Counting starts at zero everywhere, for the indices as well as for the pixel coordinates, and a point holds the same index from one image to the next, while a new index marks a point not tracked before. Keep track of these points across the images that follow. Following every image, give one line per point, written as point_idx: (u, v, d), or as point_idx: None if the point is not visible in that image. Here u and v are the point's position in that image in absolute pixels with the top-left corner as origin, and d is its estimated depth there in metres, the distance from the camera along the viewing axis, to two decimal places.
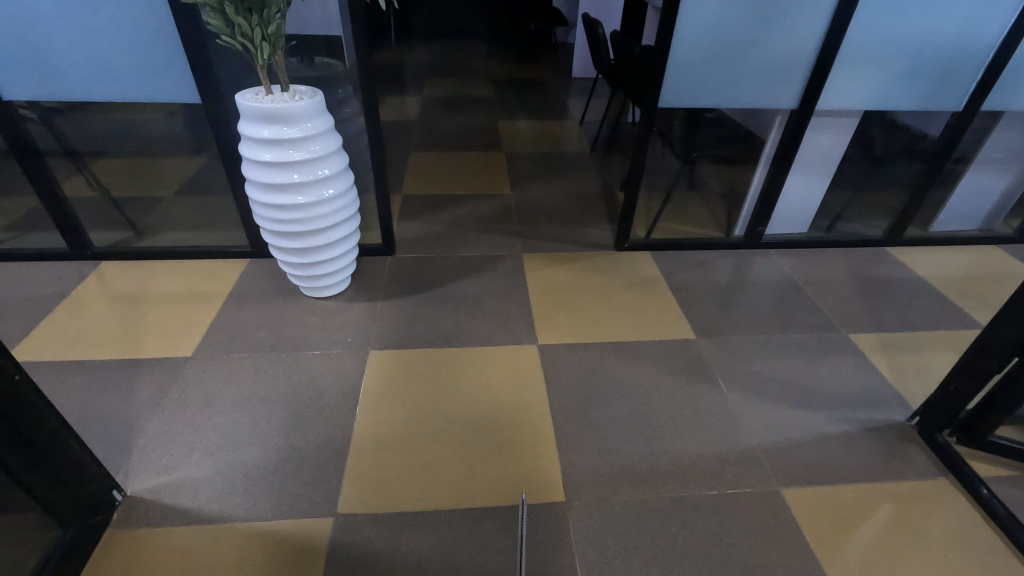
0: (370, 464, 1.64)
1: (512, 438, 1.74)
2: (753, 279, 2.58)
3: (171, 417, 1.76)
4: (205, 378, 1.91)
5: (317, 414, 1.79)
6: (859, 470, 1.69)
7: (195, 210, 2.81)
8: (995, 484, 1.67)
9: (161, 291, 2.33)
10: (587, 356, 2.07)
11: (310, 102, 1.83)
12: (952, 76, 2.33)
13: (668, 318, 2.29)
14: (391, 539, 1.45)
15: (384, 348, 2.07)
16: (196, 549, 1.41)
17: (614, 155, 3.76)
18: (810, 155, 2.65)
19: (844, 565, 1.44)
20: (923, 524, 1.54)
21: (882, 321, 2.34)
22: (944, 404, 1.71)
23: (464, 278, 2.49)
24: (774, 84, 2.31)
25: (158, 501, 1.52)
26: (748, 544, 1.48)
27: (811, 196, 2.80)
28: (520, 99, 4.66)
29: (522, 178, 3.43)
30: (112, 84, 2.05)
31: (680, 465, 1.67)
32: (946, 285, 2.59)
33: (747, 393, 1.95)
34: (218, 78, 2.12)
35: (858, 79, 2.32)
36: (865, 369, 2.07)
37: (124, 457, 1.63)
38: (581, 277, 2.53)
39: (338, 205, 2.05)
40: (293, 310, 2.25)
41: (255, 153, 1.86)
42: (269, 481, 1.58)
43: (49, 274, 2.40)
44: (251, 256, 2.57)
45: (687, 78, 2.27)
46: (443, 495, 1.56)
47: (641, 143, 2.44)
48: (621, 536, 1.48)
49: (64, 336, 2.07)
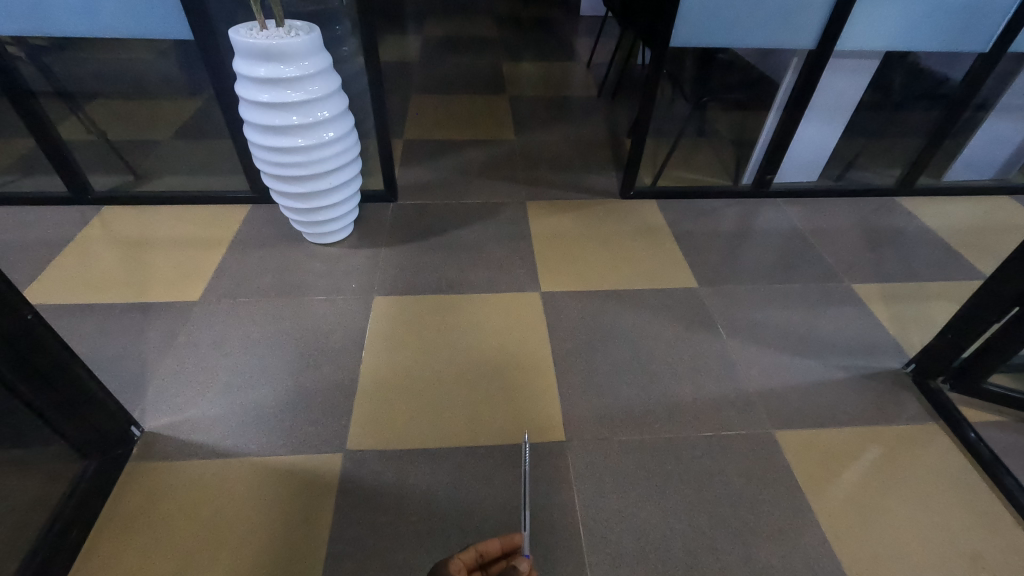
0: (376, 404, 1.69)
1: (514, 381, 1.78)
2: (759, 228, 2.56)
3: (182, 358, 1.81)
4: (212, 322, 1.94)
5: (323, 356, 1.83)
6: (852, 415, 1.73)
7: (194, 154, 2.76)
8: (984, 429, 1.71)
9: (165, 236, 2.33)
10: (590, 303, 2.09)
11: (307, 39, 1.76)
12: (982, 16, 2.21)
13: (672, 267, 2.29)
14: (399, 473, 1.52)
15: (389, 294, 2.08)
16: (217, 479, 1.49)
17: (622, 100, 3.63)
18: (825, 100, 2.55)
19: (830, 502, 1.51)
20: (909, 464, 1.60)
21: (886, 271, 2.33)
22: (940, 351, 1.74)
23: (467, 225, 2.48)
24: (792, 22, 2.20)
25: (175, 437, 1.58)
26: (740, 481, 1.54)
27: (824, 143, 2.72)
28: (526, 39, 4.47)
29: (528, 124, 3.33)
30: (101, 19, 1.97)
31: (677, 408, 1.72)
32: (953, 235, 2.56)
33: (747, 341, 1.97)
34: (209, 12, 2.02)
35: (881, 18, 2.20)
36: (866, 318, 2.09)
37: (140, 396, 1.69)
38: (584, 225, 2.51)
39: (339, 149, 2.01)
40: (299, 255, 2.26)
41: (252, 93, 1.81)
42: (281, 419, 1.64)
43: (53, 218, 2.40)
44: (253, 201, 2.55)
45: (701, 15, 2.16)
46: (447, 433, 1.62)
47: (650, 85, 2.35)
48: (617, 472, 1.55)
49: (73, 280, 2.09)
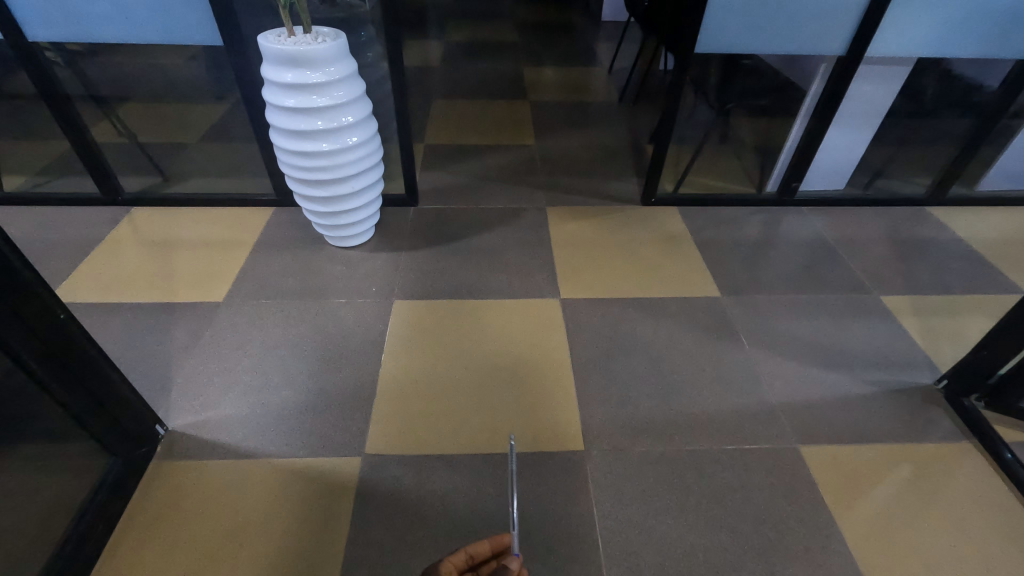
0: (396, 408, 1.70)
1: (533, 389, 1.77)
2: (783, 237, 2.51)
3: (206, 358, 1.84)
4: (235, 323, 1.97)
5: (343, 359, 1.84)
6: (881, 432, 1.68)
7: (220, 157, 2.81)
8: (1022, 450, 1.65)
9: (191, 238, 2.38)
10: (610, 311, 2.07)
11: (333, 45, 1.78)
12: (1020, 22, 2.15)
13: (693, 275, 2.26)
14: (417, 479, 1.52)
15: (409, 299, 2.09)
16: (239, 480, 1.51)
17: (643, 105, 3.60)
18: (854, 107, 2.49)
19: (858, 522, 1.46)
20: (940, 484, 1.55)
21: (917, 284, 2.26)
22: (975, 369, 1.68)
23: (487, 230, 2.48)
24: (822, 28, 2.16)
25: (197, 436, 1.61)
26: (763, 497, 1.51)
27: (852, 151, 2.66)
28: (547, 44, 4.47)
29: (549, 129, 3.32)
30: (135, 25, 2.02)
31: (699, 420, 1.69)
32: (988, 247, 2.48)
33: (772, 352, 1.93)
34: (239, 18, 2.05)
35: (913, 25, 2.15)
36: (896, 332, 2.03)
37: (165, 394, 1.72)
38: (605, 232, 2.49)
39: (362, 154, 2.02)
40: (321, 258, 2.28)
41: (279, 99, 1.83)
42: (301, 421, 1.65)
43: (85, 218, 2.47)
44: (277, 204, 2.59)
45: (726, 22, 2.13)
46: (465, 440, 1.62)
47: (674, 90, 2.32)
48: (637, 485, 1.52)
49: (103, 279, 2.14)
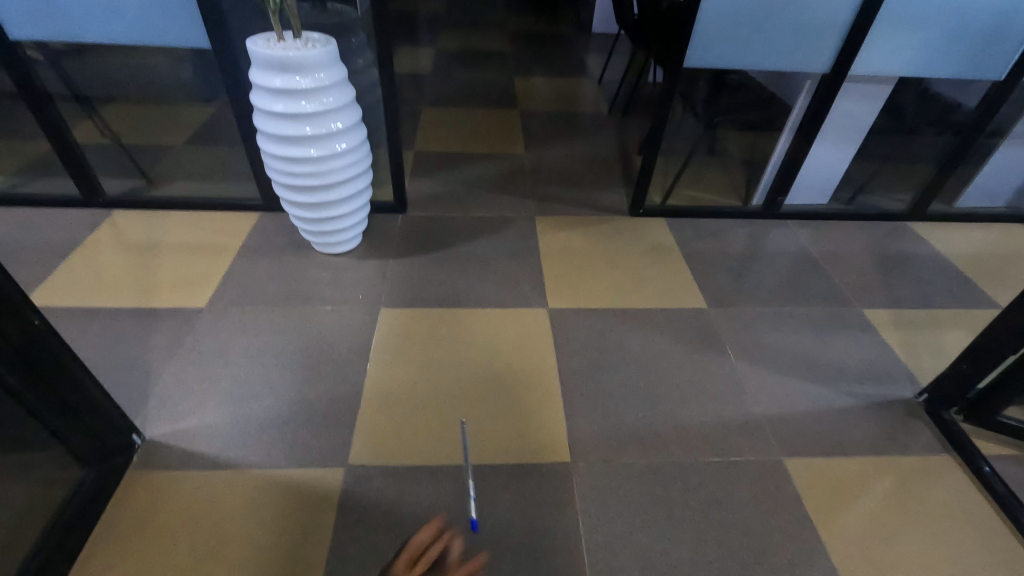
0: (380, 418, 1.67)
1: (519, 400, 1.76)
2: (768, 250, 2.54)
3: (186, 366, 1.80)
4: (218, 330, 1.93)
5: (327, 368, 1.82)
6: (863, 444, 1.70)
7: (206, 160, 2.77)
8: (999, 463, 1.67)
9: (174, 241, 2.33)
10: (597, 322, 2.07)
11: (323, 51, 1.77)
12: (997, 45, 2.21)
13: (680, 287, 2.27)
14: (401, 490, 1.50)
15: (395, 307, 2.07)
16: (218, 491, 1.47)
17: (632, 117, 3.64)
18: (837, 123, 2.54)
19: (841, 535, 1.47)
20: (922, 497, 1.56)
21: (898, 297, 2.30)
22: (954, 382, 1.71)
23: (475, 239, 2.47)
24: (807, 45, 2.20)
25: (175, 446, 1.57)
26: (748, 509, 1.51)
27: (835, 166, 2.71)
28: (538, 54, 4.50)
29: (538, 139, 3.33)
30: (121, 26, 2.00)
31: (685, 432, 1.69)
32: (966, 263, 2.54)
33: (757, 364, 1.94)
34: (228, 22, 2.04)
35: (895, 45, 2.20)
36: (878, 345, 2.06)
37: (143, 402, 1.68)
38: (593, 242, 2.50)
39: (350, 160, 2.01)
40: (307, 265, 2.25)
41: (267, 104, 1.82)
42: (283, 430, 1.62)
43: (64, 220, 2.41)
44: (263, 209, 2.56)
45: (714, 37, 2.16)
46: (450, 451, 1.60)
47: (663, 103, 2.35)
48: (623, 497, 1.52)
49: (81, 283, 2.09)
